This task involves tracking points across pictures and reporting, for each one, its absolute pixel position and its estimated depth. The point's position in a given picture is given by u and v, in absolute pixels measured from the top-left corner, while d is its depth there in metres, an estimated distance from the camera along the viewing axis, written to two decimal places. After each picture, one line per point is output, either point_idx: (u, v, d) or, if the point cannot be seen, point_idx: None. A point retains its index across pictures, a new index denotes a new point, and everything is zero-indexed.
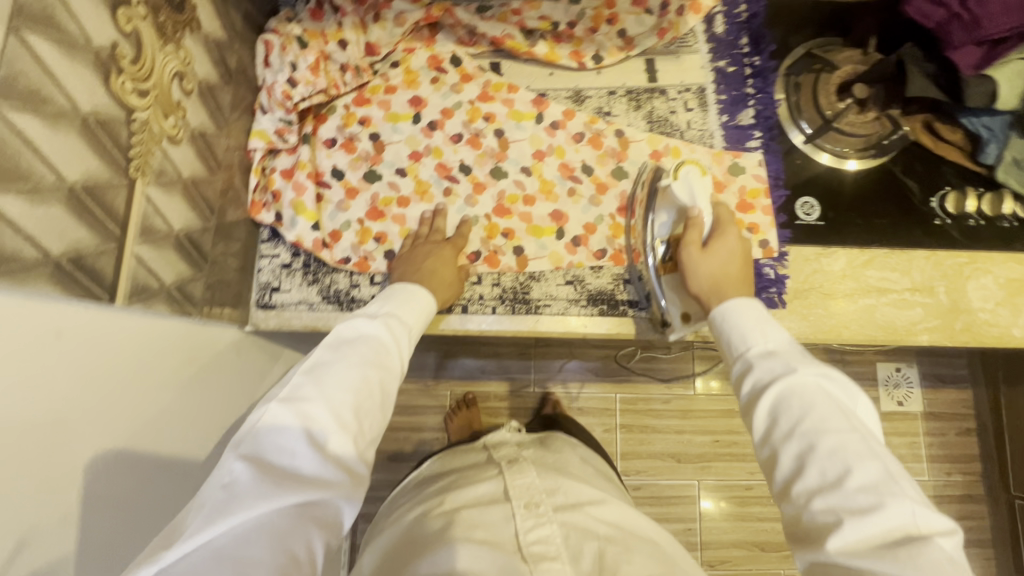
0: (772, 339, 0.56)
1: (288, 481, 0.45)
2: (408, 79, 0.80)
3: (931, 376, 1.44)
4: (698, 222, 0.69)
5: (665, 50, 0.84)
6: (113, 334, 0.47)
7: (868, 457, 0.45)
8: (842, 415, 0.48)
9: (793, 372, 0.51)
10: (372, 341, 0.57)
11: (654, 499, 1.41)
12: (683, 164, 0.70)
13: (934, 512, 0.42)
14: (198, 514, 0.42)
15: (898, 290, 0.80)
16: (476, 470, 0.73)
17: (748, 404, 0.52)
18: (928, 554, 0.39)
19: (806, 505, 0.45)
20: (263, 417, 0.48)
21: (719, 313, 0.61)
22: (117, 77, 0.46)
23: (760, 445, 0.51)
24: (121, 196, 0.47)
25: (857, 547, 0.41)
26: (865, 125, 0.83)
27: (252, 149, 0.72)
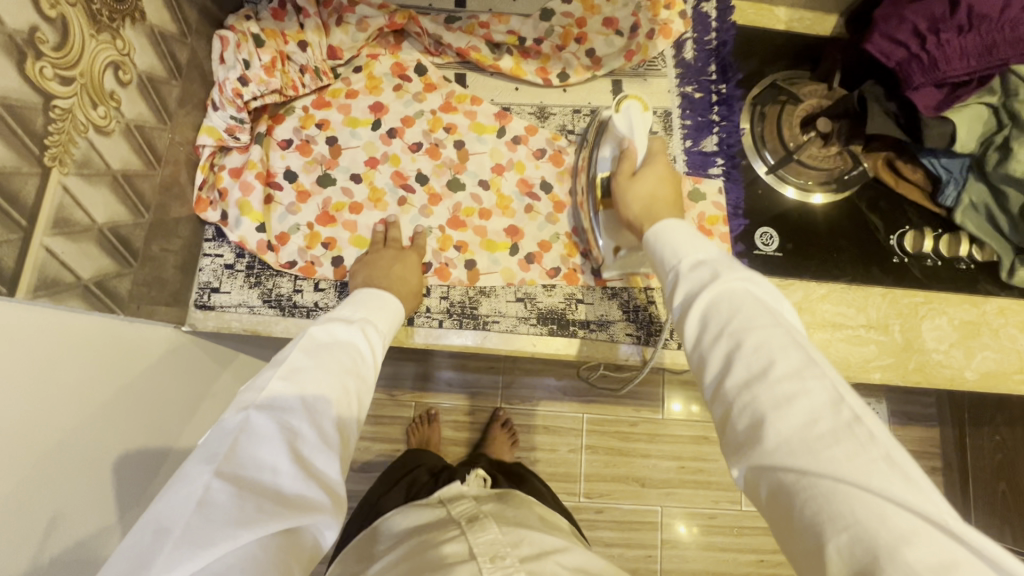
0: (701, 249, 0.56)
1: (273, 502, 0.41)
2: (370, 84, 0.79)
3: (899, 412, 1.43)
4: (631, 152, 0.70)
5: (633, 72, 0.84)
6: (14, 331, 0.44)
7: (793, 348, 0.45)
8: (767, 316, 0.47)
9: (719, 280, 0.51)
10: (348, 347, 0.55)
11: (615, 523, 1.38)
12: (625, 99, 0.71)
13: (859, 399, 0.42)
14: (166, 543, 0.37)
15: (853, 326, 0.79)
16: (437, 530, 0.69)
17: (682, 316, 0.52)
18: (857, 449, 0.38)
19: (737, 402, 0.44)
20: (241, 425, 0.43)
21: (651, 235, 0.60)
22: (35, 61, 0.44)
23: (692, 354, 0.51)
24: (31, 184, 0.45)
25: (786, 439, 0.40)
26: (825, 159, 0.82)
27: (201, 145, 0.70)
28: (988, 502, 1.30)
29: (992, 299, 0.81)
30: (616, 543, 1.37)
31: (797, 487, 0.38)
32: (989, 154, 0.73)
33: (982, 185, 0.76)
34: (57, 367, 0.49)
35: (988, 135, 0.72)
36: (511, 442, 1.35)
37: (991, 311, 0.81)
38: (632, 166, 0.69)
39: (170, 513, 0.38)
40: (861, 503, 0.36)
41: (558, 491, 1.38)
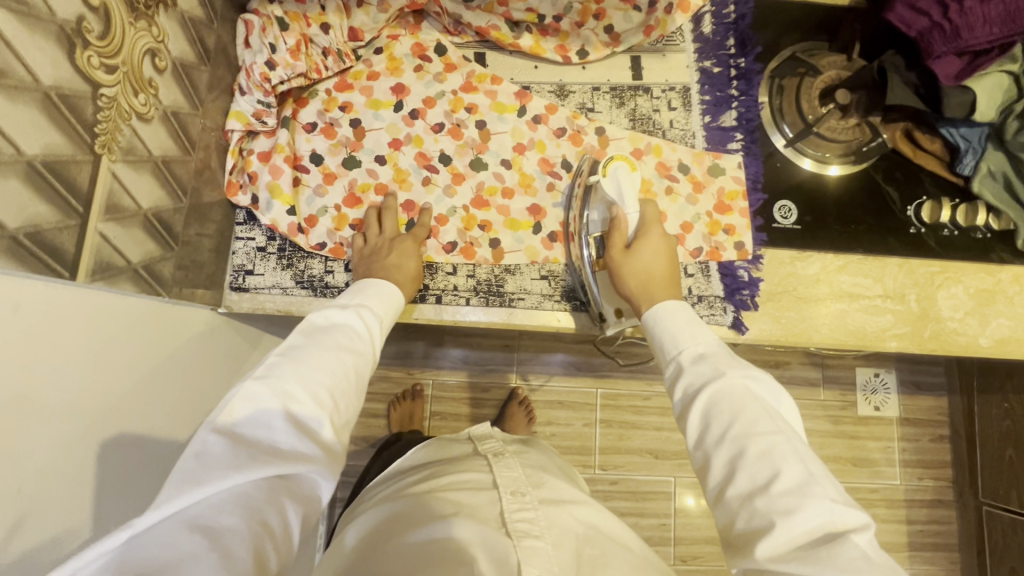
0: (702, 341, 0.58)
1: (266, 453, 0.44)
2: (391, 65, 0.79)
3: (907, 382, 1.46)
4: (621, 223, 0.71)
5: (652, 47, 0.84)
6: (80, 313, 0.47)
7: (791, 457, 0.47)
8: (768, 419, 0.49)
9: (720, 377, 0.53)
10: (344, 328, 0.58)
11: (629, 494, 1.42)
12: (612, 161, 0.73)
13: (852, 509, 0.44)
14: (167, 481, 0.39)
15: (870, 296, 0.81)
16: (461, 462, 0.70)
17: (683, 410, 0.54)
18: (842, 552, 0.40)
19: (738, 509, 0.46)
20: (236, 391, 0.46)
21: (651, 317, 0.63)
22: (83, 51, 0.45)
23: (696, 451, 0.52)
24: (85, 172, 0.47)
25: (783, 548, 0.42)
26: (845, 131, 0.83)
27: (230, 130, 0.72)
28: (994, 467, 1.33)
29: (1008, 267, 0.82)
30: (631, 513, 1.42)
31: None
32: (1009, 123, 0.74)
33: (1001, 154, 0.77)
34: (116, 344, 0.51)
35: (1009, 104, 0.73)
36: (528, 419, 1.37)
37: (1006, 279, 0.82)
38: (624, 237, 0.71)
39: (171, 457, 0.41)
40: None
41: (573, 463, 1.42)
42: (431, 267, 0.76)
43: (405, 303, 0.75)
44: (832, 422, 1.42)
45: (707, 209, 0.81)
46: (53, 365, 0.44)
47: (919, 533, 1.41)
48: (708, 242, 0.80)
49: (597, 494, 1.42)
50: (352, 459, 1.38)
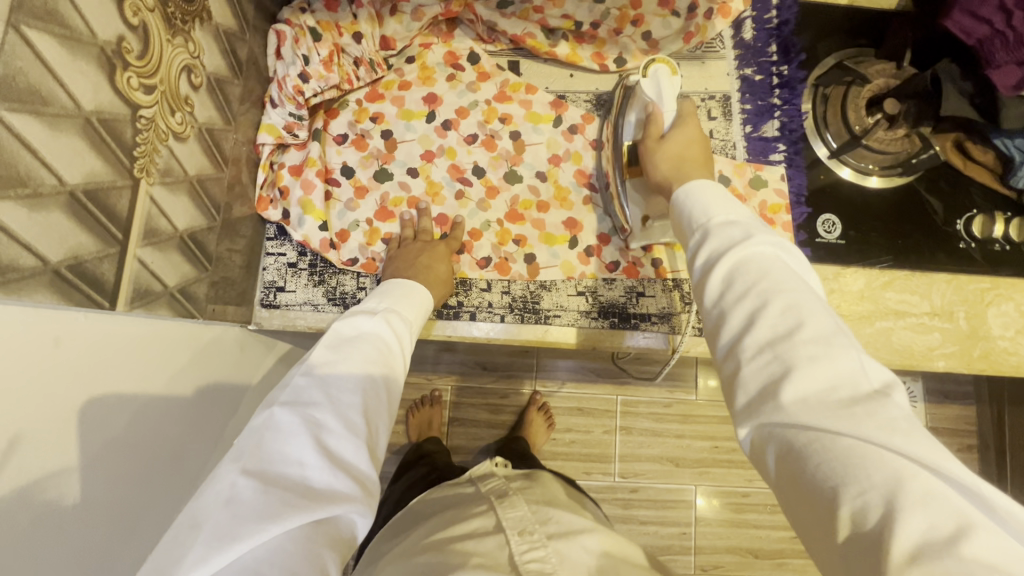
0: (732, 210, 0.52)
1: (300, 494, 0.39)
2: (423, 75, 0.77)
3: (935, 391, 1.42)
4: (658, 118, 0.67)
5: (690, 54, 0.81)
6: (114, 341, 0.45)
7: (820, 315, 0.42)
8: (795, 281, 0.44)
9: (749, 241, 0.47)
10: (375, 339, 0.52)
11: (649, 502, 1.40)
12: (653, 62, 0.68)
13: (883, 370, 0.39)
14: (198, 538, 0.35)
15: (917, 314, 0.78)
16: (463, 507, 0.67)
17: (702, 276, 0.49)
18: (879, 412, 0.35)
19: (749, 359, 0.42)
20: (265, 423, 0.42)
21: (679, 195, 0.57)
22: (122, 72, 0.44)
23: (710, 313, 0.47)
24: (125, 198, 0.45)
25: (805, 397, 0.38)
26: (894, 142, 0.80)
27: (261, 143, 0.70)
28: None
29: None
30: (651, 521, 1.40)
31: (808, 452, 0.36)
32: None
33: None
34: (155, 374, 0.50)
35: None
36: (549, 424, 1.37)
37: None
38: (660, 131, 0.67)
39: (203, 507, 0.37)
40: (878, 461, 0.33)
41: (593, 471, 1.40)
42: (465, 283, 0.74)
43: (439, 321, 0.73)
44: None
45: None
46: (95, 392, 0.42)
47: None
48: None
49: (617, 503, 1.40)
50: None
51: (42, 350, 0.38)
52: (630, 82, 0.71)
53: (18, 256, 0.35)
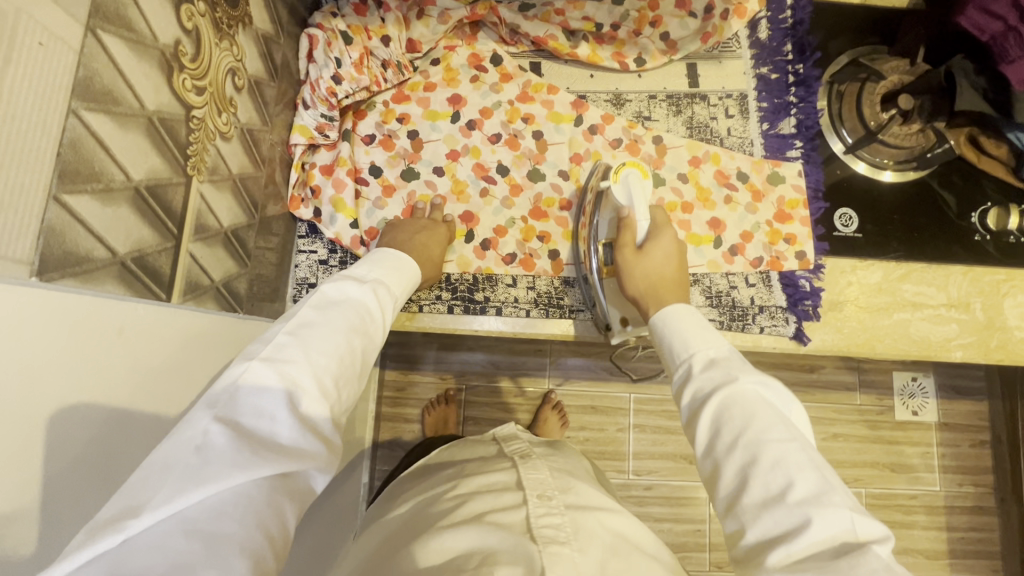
0: (713, 347, 0.55)
1: (269, 448, 0.39)
2: (448, 76, 0.79)
3: (946, 387, 1.42)
4: (631, 226, 0.71)
5: (708, 54, 0.83)
6: (164, 320, 0.45)
7: (806, 465, 0.44)
8: (783, 425, 0.47)
9: (735, 383, 0.50)
10: (357, 306, 0.53)
11: (664, 499, 1.41)
12: (624, 166, 0.71)
13: (869, 518, 0.42)
14: (166, 479, 0.35)
15: (934, 305, 0.79)
16: (484, 464, 0.65)
17: (692, 417, 0.51)
18: (863, 563, 0.37)
19: (748, 521, 0.43)
20: (241, 376, 0.41)
21: (664, 324, 0.60)
22: (178, 74, 0.46)
23: (703, 459, 0.49)
24: (179, 194, 0.47)
25: (802, 560, 0.39)
26: (908, 138, 0.81)
27: (294, 144, 0.72)
28: None
29: None
30: (665, 518, 1.41)
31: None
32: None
33: None
34: (196, 346, 0.50)
35: None
36: (563, 422, 1.38)
37: None
38: (634, 239, 0.71)
39: (170, 449, 0.36)
40: None
41: (607, 469, 1.41)
42: (491, 279, 0.76)
43: (465, 316, 0.75)
44: (869, 426, 1.39)
45: (767, 217, 0.80)
46: (143, 355, 0.42)
47: (960, 539, 1.38)
48: (768, 251, 0.79)
49: (631, 500, 1.41)
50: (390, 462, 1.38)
51: (107, 340, 0.39)
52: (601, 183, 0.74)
53: (92, 247, 0.37)
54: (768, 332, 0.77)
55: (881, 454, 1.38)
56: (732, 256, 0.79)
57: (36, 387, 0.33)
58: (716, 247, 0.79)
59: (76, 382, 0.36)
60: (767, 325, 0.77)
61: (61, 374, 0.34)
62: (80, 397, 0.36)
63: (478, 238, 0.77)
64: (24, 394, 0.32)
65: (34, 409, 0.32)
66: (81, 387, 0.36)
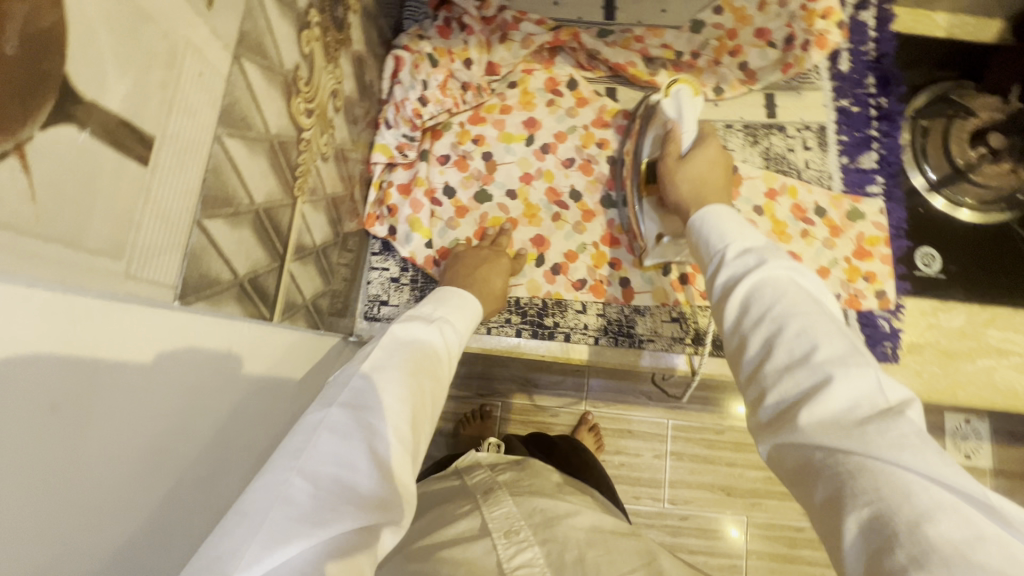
0: (750, 237, 0.51)
1: (349, 499, 0.36)
2: (524, 100, 0.79)
3: (1003, 431, 1.30)
4: (677, 135, 0.68)
5: (786, 85, 0.82)
6: (264, 342, 0.46)
7: (835, 337, 0.40)
8: (813, 303, 0.43)
9: (765, 266, 0.46)
10: (426, 347, 0.51)
11: (699, 531, 1.30)
12: (675, 83, 0.72)
13: (898, 387, 0.38)
14: (254, 535, 0.32)
15: (1021, 353, 0.75)
16: (446, 504, 0.62)
17: (721, 299, 0.48)
18: (892, 430, 0.34)
19: (771, 385, 0.40)
20: (321, 423, 0.39)
21: (698, 221, 0.56)
22: (295, 99, 0.46)
23: (729, 337, 0.46)
24: (286, 215, 0.47)
25: (824, 417, 0.36)
26: (998, 177, 0.78)
27: (374, 162, 0.73)
28: None
29: None
30: (700, 551, 1.29)
31: (825, 466, 0.34)
32: None
33: None
34: (284, 367, 0.51)
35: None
36: (598, 445, 1.28)
37: None
38: (679, 151, 0.67)
39: (256, 501, 0.34)
40: (888, 479, 0.32)
41: (642, 496, 1.31)
42: (560, 304, 0.75)
43: (533, 340, 0.74)
44: None
45: (845, 254, 0.77)
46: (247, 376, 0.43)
47: None
48: (846, 289, 0.76)
49: (665, 529, 1.30)
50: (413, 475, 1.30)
51: (220, 361, 0.39)
52: (652, 99, 0.74)
53: (221, 270, 0.37)
54: None
55: None
56: None
57: (163, 398, 0.32)
58: None
59: (190, 393, 0.35)
60: None
61: (183, 386, 0.34)
62: (196, 418, 0.36)
63: (548, 263, 0.76)
64: (155, 407, 0.32)
65: (158, 420, 0.32)
66: (193, 399, 0.35)
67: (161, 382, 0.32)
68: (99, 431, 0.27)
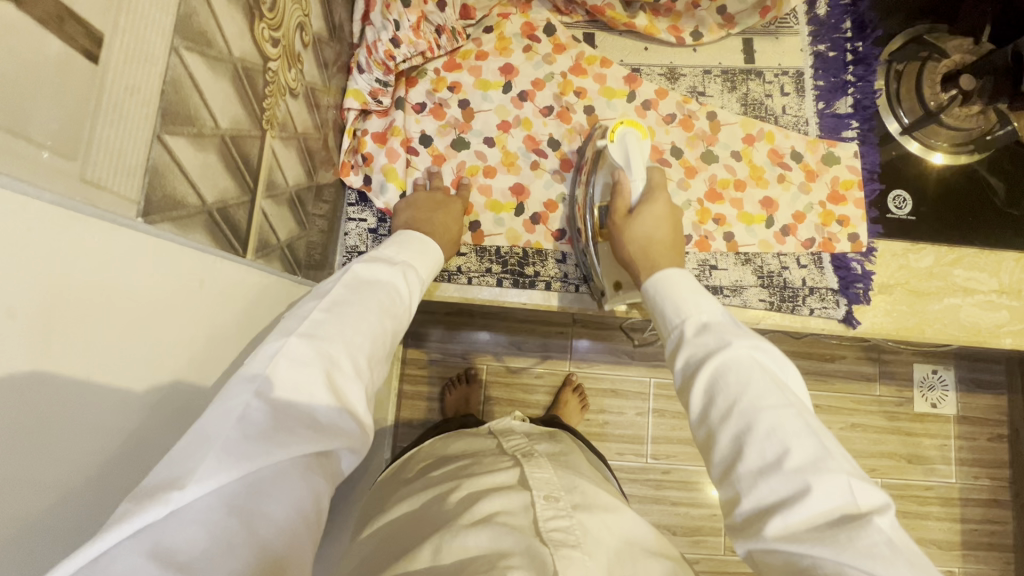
0: (706, 311, 0.54)
1: (306, 425, 0.39)
2: (500, 45, 0.78)
3: (966, 379, 1.35)
4: (625, 189, 0.69)
5: (764, 29, 0.81)
6: (235, 280, 0.45)
7: (803, 432, 0.42)
8: (777, 390, 0.45)
9: (727, 348, 0.48)
10: (388, 287, 0.53)
11: (681, 483, 1.34)
12: (622, 125, 0.69)
13: (870, 486, 0.40)
14: (207, 450, 0.34)
15: (985, 291, 0.77)
16: (483, 462, 0.62)
17: (685, 385, 0.50)
18: (862, 537, 0.36)
19: (744, 489, 0.42)
20: (280, 350, 0.41)
21: (653, 286, 0.58)
22: (258, 23, 0.44)
23: (697, 426, 0.48)
24: (254, 147, 0.46)
25: (804, 532, 0.38)
26: (967, 119, 0.79)
27: (347, 108, 0.71)
28: None
29: None
30: (681, 502, 1.33)
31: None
32: None
33: None
34: (261, 305, 0.50)
35: None
36: (582, 407, 1.30)
37: None
38: (627, 203, 0.69)
39: (214, 421, 0.35)
40: None
41: (625, 452, 1.34)
42: (541, 253, 0.75)
43: (514, 289, 0.74)
44: (887, 417, 1.33)
45: (820, 199, 0.78)
46: (219, 309, 0.42)
47: (974, 532, 1.32)
48: (820, 233, 0.78)
49: (648, 483, 1.34)
50: (402, 440, 1.31)
51: (191, 290, 0.38)
52: (602, 142, 0.73)
53: (186, 193, 0.36)
54: (818, 314, 0.76)
55: (897, 445, 1.32)
56: (783, 236, 0.78)
57: (126, 317, 0.31)
58: (768, 226, 0.78)
59: (156, 315, 0.34)
60: (817, 307, 0.76)
61: (148, 299, 0.33)
62: (164, 342, 0.35)
63: (528, 212, 0.76)
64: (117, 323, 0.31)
65: (119, 339, 0.31)
66: (157, 308, 0.34)
67: (119, 306, 0.31)
68: (62, 347, 0.27)
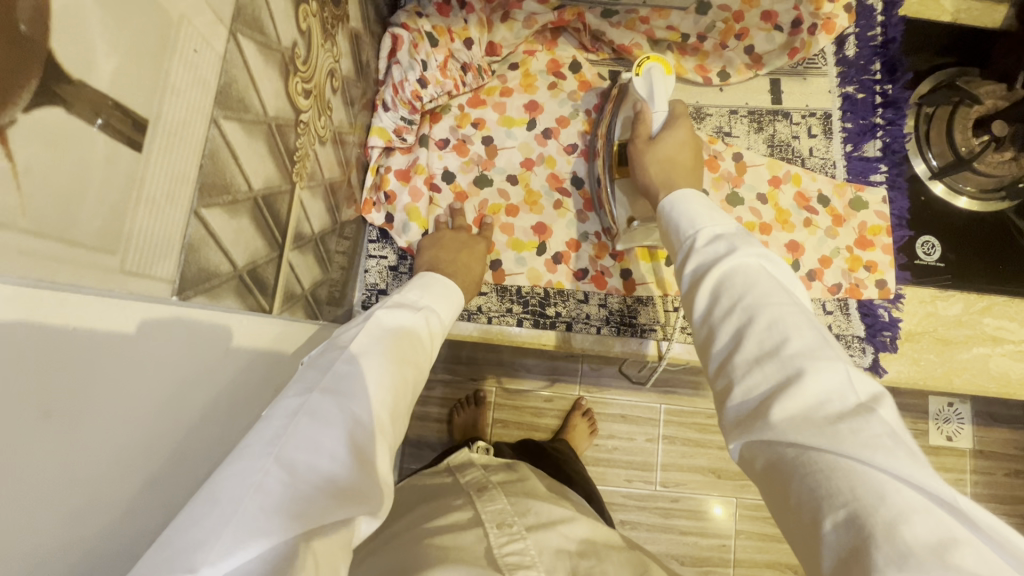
0: (720, 223, 0.51)
1: (327, 493, 0.35)
2: (525, 82, 0.77)
3: (983, 413, 1.32)
4: (647, 118, 0.67)
5: (792, 69, 0.80)
6: (264, 340, 0.44)
7: (805, 328, 0.40)
8: (784, 294, 0.43)
9: (736, 254, 0.46)
10: (410, 335, 0.51)
11: (690, 512, 1.31)
12: (647, 60, 0.67)
13: (870, 381, 0.38)
14: (220, 525, 0.30)
15: (1014, 341, 0.75)
16: (438, 498, 0.61)
17: (691, 288, 0.47)
18: (864, 427, 0.34)
19: (741, 377, 0.40)
20: (302, 407, 0.38)
21: (667, 204, 0.56)
22: (292, 78, 0.44)
23: (700, 329, 0.46)
24: (284, 202, 0.45)
25: (794, 415, 0.36)
26: (1000, 166, 0.77)
27: (372, 146, 0.71)
28: None
29: None
30: (690, 532, 1.30)
31: (797, 463, 0.34)
32: None
33: None
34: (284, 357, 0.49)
35: None
36: (590, 430, 1.28)
37: None
38: (649, 131, 0.67)
39: (227, 488, 0.32)
40: (864, 482, 0.32)
41: (633, 479, 1.31)
42: (562, 294, 0.74)
43: (535, 330, 0.73)
44: None
45: (847, 243, 0.77)
46: (247, 374, 0.41)
47: None
48: (848, 278, 0.76)
49: (657, 511, 1.31)
50: (408, 462, 1.29)
51: (220, 357, 0.37)
52: (625, 79, 0.71)
53: (220, 261, 0.35)
54: None
55: None
56: (810, 281, 0.76)
57: (157, 402, 0.30)
58: (795, 270, 0.77)
59: (180, 390, 0.33)
60: None
61: (173, 378, 0.31)
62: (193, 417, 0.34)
63: (550, 252, 0.75)
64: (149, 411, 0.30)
65: (151, 424, 0.30)
66: (187, 385, 0.33)
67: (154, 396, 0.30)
68: (98, 453, 0.26)
